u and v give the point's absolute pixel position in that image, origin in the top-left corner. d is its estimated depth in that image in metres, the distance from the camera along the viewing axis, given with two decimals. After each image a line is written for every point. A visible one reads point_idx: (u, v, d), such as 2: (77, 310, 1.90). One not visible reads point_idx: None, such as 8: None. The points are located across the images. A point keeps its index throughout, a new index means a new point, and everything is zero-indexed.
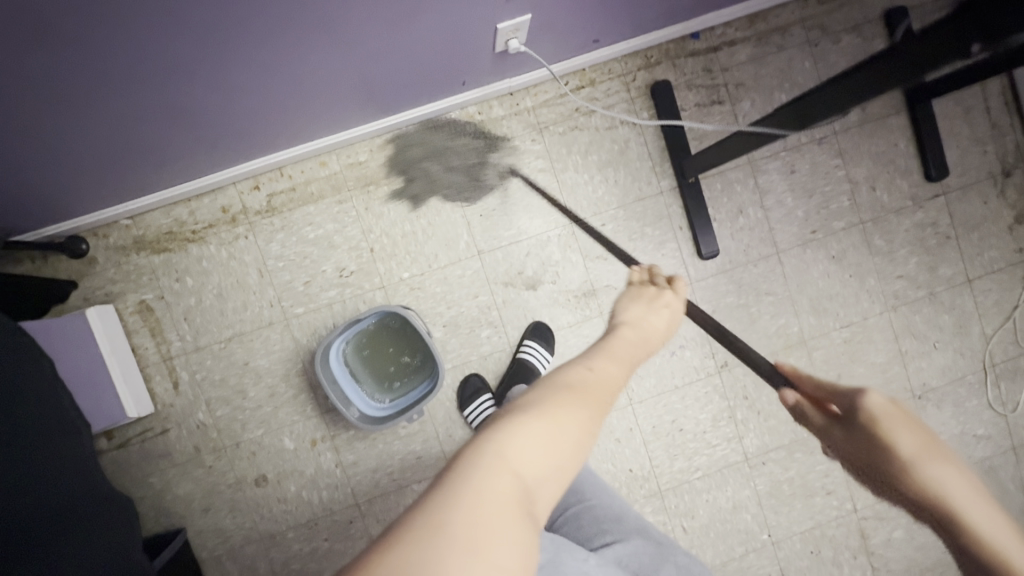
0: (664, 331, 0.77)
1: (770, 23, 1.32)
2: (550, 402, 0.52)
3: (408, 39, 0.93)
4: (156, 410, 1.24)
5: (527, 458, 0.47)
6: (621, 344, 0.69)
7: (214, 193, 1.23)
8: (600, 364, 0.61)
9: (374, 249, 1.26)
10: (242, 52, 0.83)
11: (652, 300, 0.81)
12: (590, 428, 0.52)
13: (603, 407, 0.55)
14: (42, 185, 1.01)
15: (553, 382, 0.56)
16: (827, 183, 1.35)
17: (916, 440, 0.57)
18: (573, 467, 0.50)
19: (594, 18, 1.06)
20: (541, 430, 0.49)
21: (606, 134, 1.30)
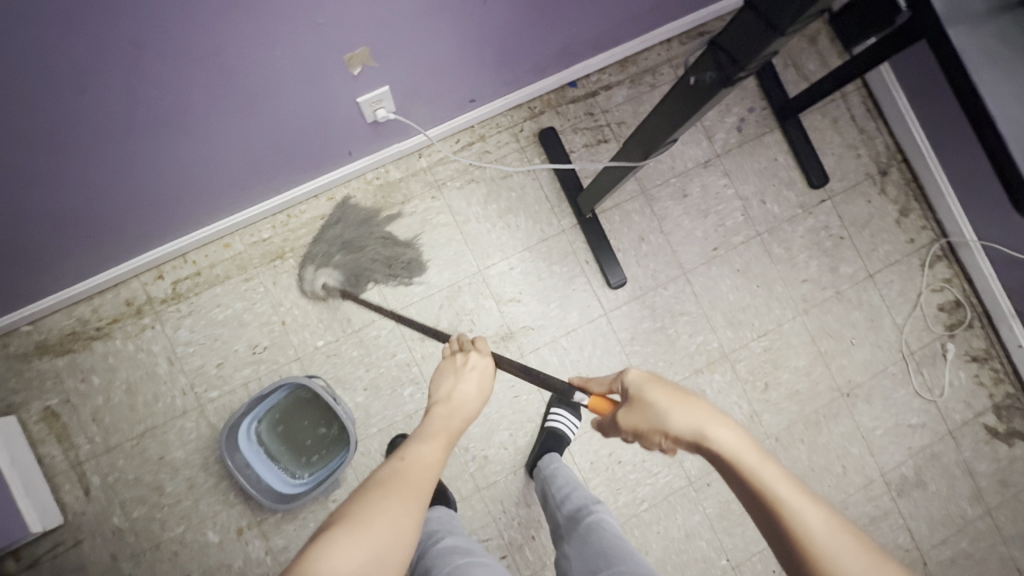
0: (476, 395, 0.86)
1: (640, 66, 1.42)
2: (362, 504, 0.59)
3: (201, 146, 0.96)
4: (67, 521, 1.18)
5: (338, 570, 0.52)
6: (435, 423, 0.78)
7: (117, 287, 1.23)
8: (420, 451, 0.70)
9: (286, 322, 1.27)
10: (118, 154, 0.90)
11: (457, 371, 0.89)
12: (402, 512, 0.59)
13: (413, 492, 0.62)
14: None
15: (364, 487, 0.62)
16: (719, 202, 1.43)
17: (666, 399, 0.63)
18: (387, 556, 0.55)
19: (460, 81, 1.13)
20: (351, 537, 0.55)
21: (502, 183, 1.36)
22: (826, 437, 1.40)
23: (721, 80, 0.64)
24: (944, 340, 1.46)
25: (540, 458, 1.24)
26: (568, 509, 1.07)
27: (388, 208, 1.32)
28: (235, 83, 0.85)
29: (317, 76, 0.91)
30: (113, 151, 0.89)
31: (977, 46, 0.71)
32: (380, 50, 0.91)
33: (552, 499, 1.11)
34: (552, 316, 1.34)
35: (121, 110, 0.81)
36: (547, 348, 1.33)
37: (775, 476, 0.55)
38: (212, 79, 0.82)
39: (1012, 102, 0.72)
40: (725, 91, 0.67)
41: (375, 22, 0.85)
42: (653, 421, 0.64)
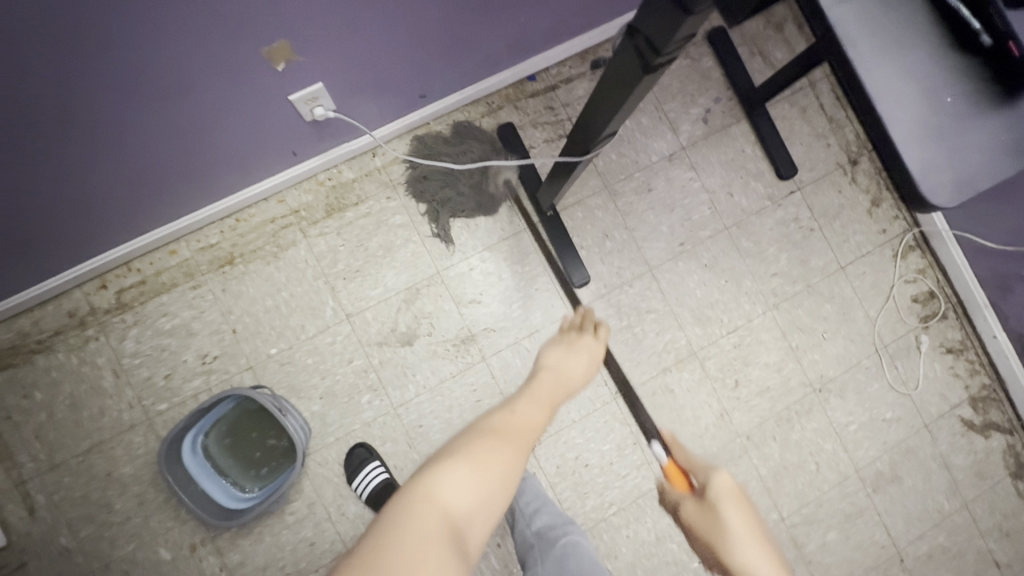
0: (582, 374, 0.84)
1: (600, 57, 1.38)
2: (477, 443, 0.57)
3: (251, 102, 0.93)
4: (10, 542, 1.14)
5: (455, 501, 0.51)
6: (543, 386, 0.76)
7: (58, 298, 1.19)
8: (528, 410, 0.67)
9: (237, 330, 1.22)
10: (171, 107, 0.86)
11: (573, 344, 0.88)
12: (514, 469, 0.57)
13: (520, 446, 0.60)
14: None
15: (480, 429, 0.60)
16: (685, 196, 1.39)
17: (749, 533, 0.74)
18: (494, 506, 0.53)
19: (403, 75, 1.08)
20: (466, 475, 0.53)
21: (460, 181, 1.32)
22: (799, 434, 1.37)
23: (638, 63, 0.61)
24: (918, 332, 1.43)
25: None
26: (538, 526, 1.03)
27: (341, 210, 1.28)
28: (220, 56, 0.80)
29: (236, 72, 0.84)
30: (112, 128, 0.85)
31: (851, 17, 0.81)
32: (307, 45, 0.86)
33: (518, 513, 1.07)
34: (515, 317, 1.30)
35: (98, 94, 0.77)
36: (510, 350, 1.29)
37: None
38: (188, 55, 0.77)
39: (886, 74, 0.81)
40: (651, 78, 0.63)
41: (293, 16, 0.79)
42: (719, 534, 0.75)
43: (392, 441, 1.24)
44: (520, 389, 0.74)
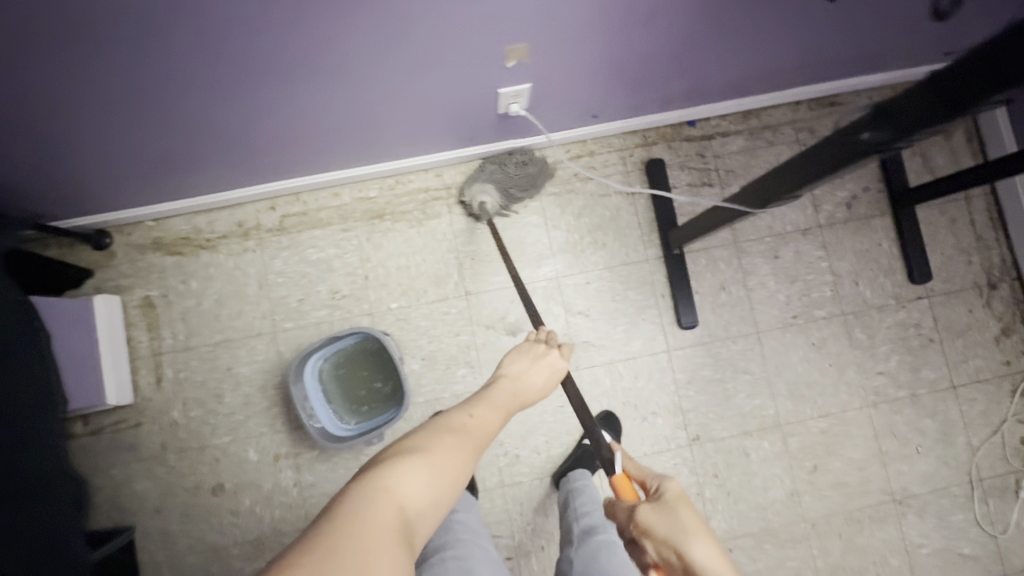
0: (541, 389, 0.96)
1: (762, 120, 1.44)
2: (434, 447, 0.71)
3: (416, 102, 1.07)
4: (135, 402, 1.28)
5: (414, 490, 0.64)
6: (498, 394, 0.89)
7: (233, 207, 1.34)
8: (480, 414, 0.82)
9: (368, 277, 1.34)
10: (279, 103, 0.99)
11: (533, 355, 1.00)
12: (457, 470, 0.70)
13: (472, 453, 0.74)
14: (83, 183, 1.13)
15: (434, 432, 0.74)
16: (810, 272, 1.40)
17: (699, 528, 0.66)
18: (439, 500, 0.66)
19: (593, 94, 1.17)
20: (425, 467, 0.67)
21: (599, 201, 1.39)
22: (865, 539, 1.32)
23: (873, 144, 0.65)
24: (1019, 476, 1.36)
25: (569, 471, 1.24)
26: (584, 523, 1.04)
27: (487, 197, 1.38)
28: (396, 43, 0.88)
29: (470, 60, 0.96)
30: (205, 102, 0.94)
31: None
32: (541, 48, 0.96)
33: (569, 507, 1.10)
34: (615, 339, 1.35)
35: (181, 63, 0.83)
36: (603, 369, 1.34)
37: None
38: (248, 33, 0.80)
39: None
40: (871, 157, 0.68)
41: (539, 19, 0.88)
42: (673, 535, 0.65)
43: None
44: (478, 393, 0.88)
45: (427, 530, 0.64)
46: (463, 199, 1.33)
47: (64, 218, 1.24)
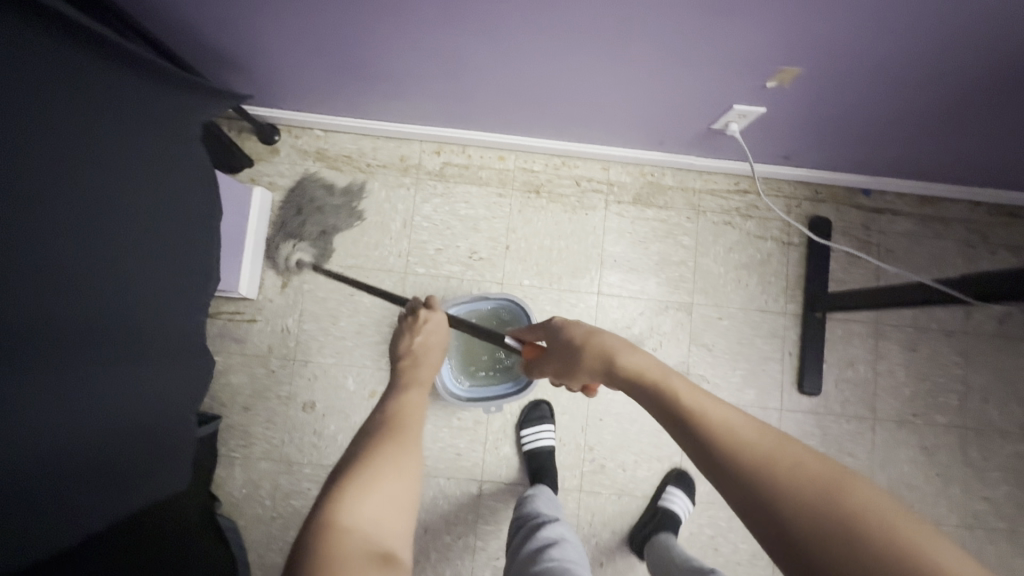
0: (444, 339, 0.91)
1: (937, 209, 1.38)
2: (371, 454, 0.63)
3: (641, 96, 1.04)
4: (255, 298, 1.30)
5: (372, 508, 0.56)
6: (414, 371, 0.84)
7: (400, 141, 1.34)
8: (403, 397, 0.76)
9: (508, 247, 1.33)
10: (418, 37, 0.92)
11: (414, 326, 0.92)
12: (408, 462, 0.63)
13: (412, 441, 0.67)
14: (280, 78, 1.12)
15: (360, 441, 0.66)
16: (942, 375, 1.35)
17: (581, 333, 0.80)
18: (401, 497, 0.59)
19: (804, 137, 1.14)
20: (366, 478, 0.59)
21: (753, 241, 1.36)
22: None
23: None
24: None
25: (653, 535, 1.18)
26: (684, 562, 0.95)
27: (646, 204, 1.36)
28: (668, 37, 0.85)
29: (727, 72, 0.93)
30: (331, 19, 0.90)
31: None
32: (808, 78, 0.92)
33: (665, 538, 1.04)
34: (730, 382, 1.32)
35: None
36: None
37: (739, 425, 0.55)
38: None
39: None
40: None
41: (822, 53, 0.85)
42: (573, 349, 0.79)
43: (571, 414, 1.30)
44: (390, 383, 0.81)
45: (403, 539, 0.57)
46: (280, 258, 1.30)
47: (246, 104, 1.25)
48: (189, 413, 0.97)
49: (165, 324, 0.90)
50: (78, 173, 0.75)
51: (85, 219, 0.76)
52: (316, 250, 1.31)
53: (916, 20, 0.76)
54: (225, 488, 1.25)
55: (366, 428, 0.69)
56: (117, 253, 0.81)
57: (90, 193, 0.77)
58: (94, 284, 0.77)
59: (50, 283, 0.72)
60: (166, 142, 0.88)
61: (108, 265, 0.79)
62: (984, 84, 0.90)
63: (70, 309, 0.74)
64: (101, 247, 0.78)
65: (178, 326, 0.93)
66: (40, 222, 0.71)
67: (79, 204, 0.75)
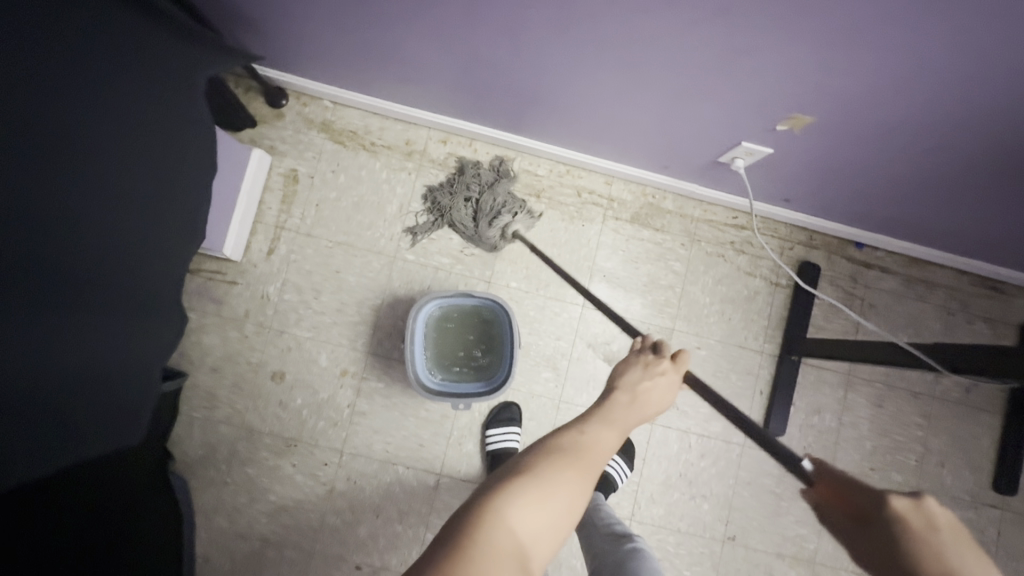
0: (661, 404, 0.71)
1: (925, 272, 1.40)
2: (545, 464, 0.55)
3: (654, 119, 1.04)
4: (239, 261, 1.28)
5: (524, 523, 0.49)
6: (615, 410, 0.67)
7: (408, 125, 1.33)
8: (601, 433, 0.62)
9: (501, 247, 1.32)
10: (437, 27, 0.92)
11: (648, 367, 0.74)
12: (578, 494, 0.54)
13: (590, 477, 0.56)
14: (294, 44, 1.10)
15: (538, 451, 0.57)
16: (904, 434, 1.38)
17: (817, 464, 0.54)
18: (559, 529, 0.51)
19: (807, 184, 1.15)
20: (531, 495, 0.51)
21: (742, 276, 1.37)
22: None
23: None
24: None
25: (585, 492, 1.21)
26: (618, 528, 1.04)
27: (643, 224, 1.36)
28: (689, 67, 0.85)
29: (740, 110, 0.93)
30: None
31: None
32: (818, 128, 0.93)
33: (591, 522, 1.07)
34: (698, 411, 1.33)
35: None
36: (675, 434, 1.33)
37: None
38: None
39: None
40: None
41: (837, 106, 0.85)
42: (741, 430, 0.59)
43: (538, 421, 1.30)
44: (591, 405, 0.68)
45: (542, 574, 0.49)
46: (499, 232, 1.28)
47: (257, 65, 1.23)
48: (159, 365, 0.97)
49: (146, 280, 0.89)
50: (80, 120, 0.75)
51: (79, 165, 0.75)
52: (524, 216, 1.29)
53: (929, 90, 0.77)
54: (181, 447, 1.24)
55: (544, 444, 0.59)
56: (111, 206, 0.80)
57: (87, 140, 0.76)
58: (82, 233, 0.77)
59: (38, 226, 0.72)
60: (176, 101, 0.87)
61: (102, 215, 0.79)
62: (988, 162, 0.91)
63: (60, 253, 0.74)
64: (94, 196, 0.77)
65: (156, 282, 0.91)
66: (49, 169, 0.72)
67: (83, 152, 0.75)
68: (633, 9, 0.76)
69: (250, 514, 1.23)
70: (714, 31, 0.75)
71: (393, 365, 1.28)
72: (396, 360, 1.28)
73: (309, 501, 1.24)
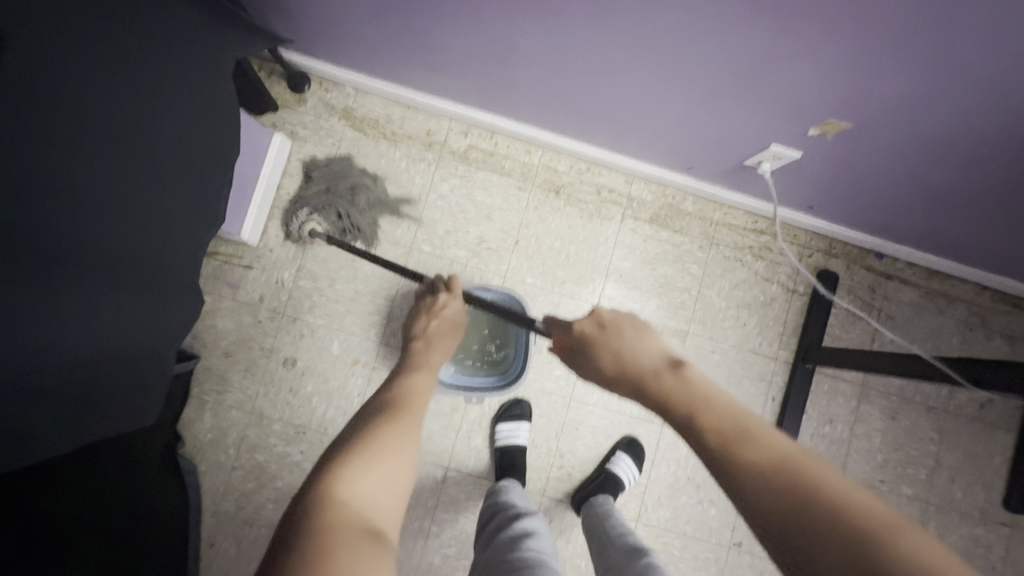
0: (455, 326, 1.05)
1: (944, 286, 1.38)
2: (369, 436, 0.73)
3: (681, 118, 1.03)
4: (256, 245, 1.27)
5: (361, 487, 0.64)
6: (432, 358, 1.00)
7: (429, 115, 1.32)
8: (413, 381, 0.90)
9: (518, 242, 1.32)
10: (469, 15, 0.91)
11: (431, 308, 1.08)
12: (404, 450, 0.72)
13: (414, 426, 0.79)
14: (321, 28, 1.09)
15: (367, 425, 0.76)
16: (916, 448, 1.37)
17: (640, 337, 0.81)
18: (395, 475, 0.69)
19: (832, 190, 1.13)
20: (360, 462, 0.67)
21: (760, 282, 1.36)
22: None
23: None
24: None
25: (592, 495, 1.20)
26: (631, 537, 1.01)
27: (662, 225, 1.35)
28: (721, 67, 0.84)
29: (771, 112, 0.91)
30: None
31: None
32: (852, 133, 0.91)
33: (603, 530, 1.06)
34: None
35: None
36: (685, 437, 1.32)
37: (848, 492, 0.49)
38: None
39: None
40: None
41: (876, 112, 0.83)
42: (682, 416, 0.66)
43: (547, 418, 1.29)
44: (399, 366, 0.97)
45: (388, 515, 0.64)
46: (293, 237, 1.26)
47: (282, 48, 1.22)
48: (173, 347, 0.96)
49: (157, 253, 0.86)
50: (93, 85, 0.72)
51: (91, 131, 0.73)
52: (329, 223, 1.26)
53: (974, 98, 0.75)
54: (191, 430, 1.24)
55: (368, 413, 0.81)
56: (119, 174, 0.77)
57: (101, 105, 0.73)
58: (95, 201, 0.74)
59: (54, 196, 0.70)
60: (192, 70, 0.85)
61: (112, 182, 0.76)
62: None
63: (78, 226, 0.73)
64: (102, 164, 0.75)
65: (172, 261, 0.90)
66: (73, 139, 0.71)
67: (104, 124, 0.74)
68: (672, 3, 0.73)
69: (257, 500, 1.23)
70: (755, 28, 0.73)
71: None
72: None
73: None
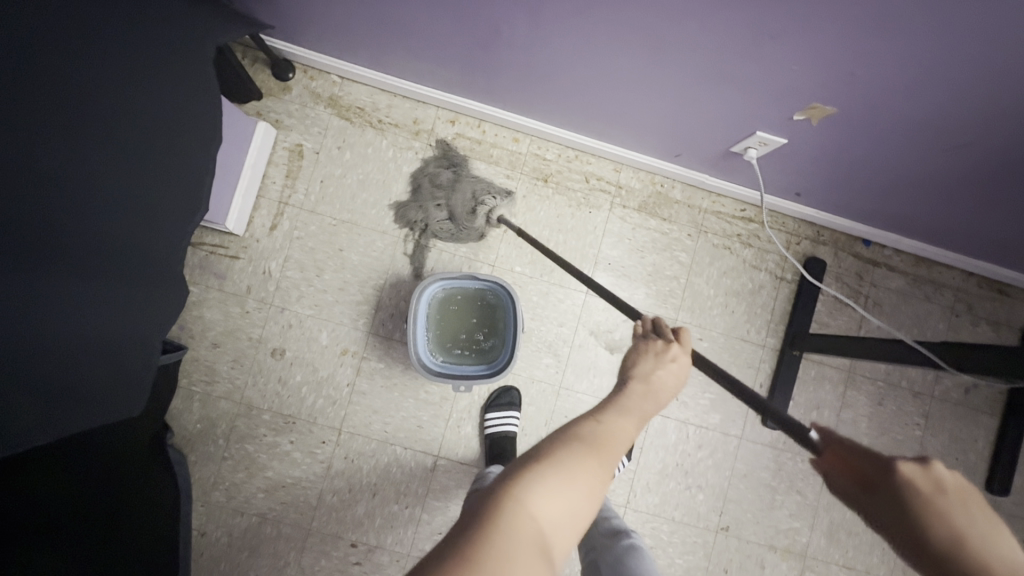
0: (674, 386, 0.67)
1: (931, 272, 1.39)
2: (569, 457, 0.51)
3: (665, 104, 1.02)
4: (242, 235, 1.26)
5: (542, 506, 0.46)
6: (632, 397, 0.63)
7: (417, 104, 1.31)
8: (617, 419, 0.59)
9: (506, 231, 1.31)
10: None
11: (657, 354, 0.70)
12: (600, 475, 0.51)
13: (610, 468, 0.53)
14: (304, 15, 1.08)
15: (566, 435, 0.54)
16: (901, 433, 1.38)
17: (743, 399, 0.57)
18: (582, 517, 0.48)
19: (820, 175, 1.13)
20: (552, 480, 0.48)
21: (748, 269, 1.36)
22: None
23: None
24: None
25: None
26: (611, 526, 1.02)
27: (651, 213, 1.35)
28: (700, 51, 0.83)
29: (752, 97, 0.91)
30: None
31: None
32: (834, 118, 0.91)
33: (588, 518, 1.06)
34: (698, 403, 1.34)
35: None
36: (674, 424, 1.33)
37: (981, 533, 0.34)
38: None
39: None
40: None
41: (860, 96, 0.83)
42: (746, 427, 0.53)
43: (537, 406, 1.30)
44: (607, 394, 0.65)
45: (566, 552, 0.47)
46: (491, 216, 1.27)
47: (265, 35, 1.20)
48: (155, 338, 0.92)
49: (136, 244, 0.83)
50: (67, 69, 0.72)
51: (65, 112, 0.72)
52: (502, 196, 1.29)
53: (954, 79, 0.74)
54: (179, 421, 1.23)
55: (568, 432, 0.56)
56: (98, 156, 0.76)
57: (73, 86, 0.73)
58: (69, 182, 0.73)
59: (24, 180, 0.69)
60: (167, 50, 0.83)
61: (79, 167, 0.74)
62: (1011, 157, 0.89)
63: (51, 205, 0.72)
64: (80, 144, 0.74)
65: (153, 246, 0.86)
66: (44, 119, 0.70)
67: (78, 104, 0.73)
68: None
69: (247, 489, 1.23)
70: (734, 12, 0.73)
71: (395, 346, 1.28)
72: (398, 341, 1.28)
73: (306, 479, 1.24)
